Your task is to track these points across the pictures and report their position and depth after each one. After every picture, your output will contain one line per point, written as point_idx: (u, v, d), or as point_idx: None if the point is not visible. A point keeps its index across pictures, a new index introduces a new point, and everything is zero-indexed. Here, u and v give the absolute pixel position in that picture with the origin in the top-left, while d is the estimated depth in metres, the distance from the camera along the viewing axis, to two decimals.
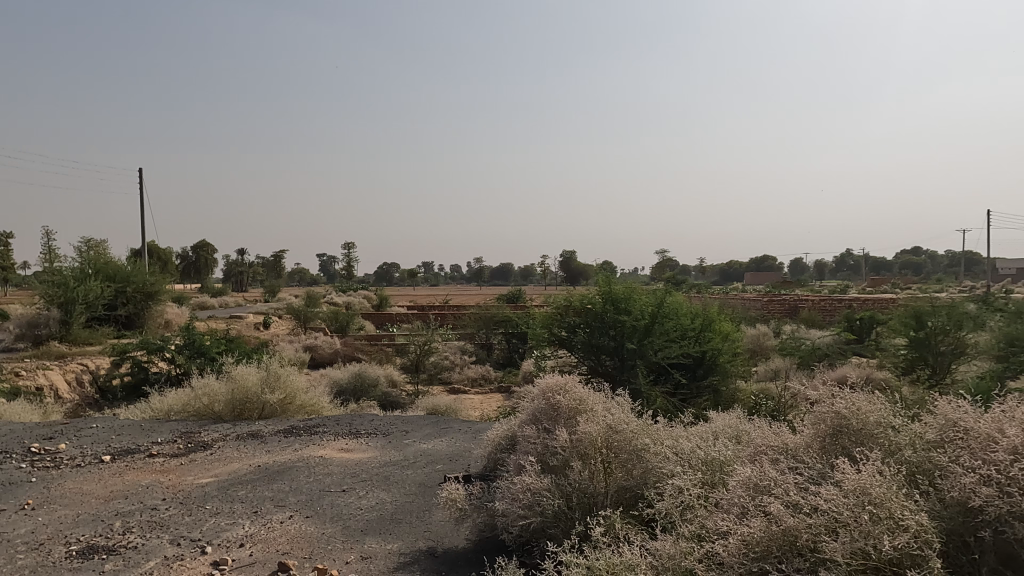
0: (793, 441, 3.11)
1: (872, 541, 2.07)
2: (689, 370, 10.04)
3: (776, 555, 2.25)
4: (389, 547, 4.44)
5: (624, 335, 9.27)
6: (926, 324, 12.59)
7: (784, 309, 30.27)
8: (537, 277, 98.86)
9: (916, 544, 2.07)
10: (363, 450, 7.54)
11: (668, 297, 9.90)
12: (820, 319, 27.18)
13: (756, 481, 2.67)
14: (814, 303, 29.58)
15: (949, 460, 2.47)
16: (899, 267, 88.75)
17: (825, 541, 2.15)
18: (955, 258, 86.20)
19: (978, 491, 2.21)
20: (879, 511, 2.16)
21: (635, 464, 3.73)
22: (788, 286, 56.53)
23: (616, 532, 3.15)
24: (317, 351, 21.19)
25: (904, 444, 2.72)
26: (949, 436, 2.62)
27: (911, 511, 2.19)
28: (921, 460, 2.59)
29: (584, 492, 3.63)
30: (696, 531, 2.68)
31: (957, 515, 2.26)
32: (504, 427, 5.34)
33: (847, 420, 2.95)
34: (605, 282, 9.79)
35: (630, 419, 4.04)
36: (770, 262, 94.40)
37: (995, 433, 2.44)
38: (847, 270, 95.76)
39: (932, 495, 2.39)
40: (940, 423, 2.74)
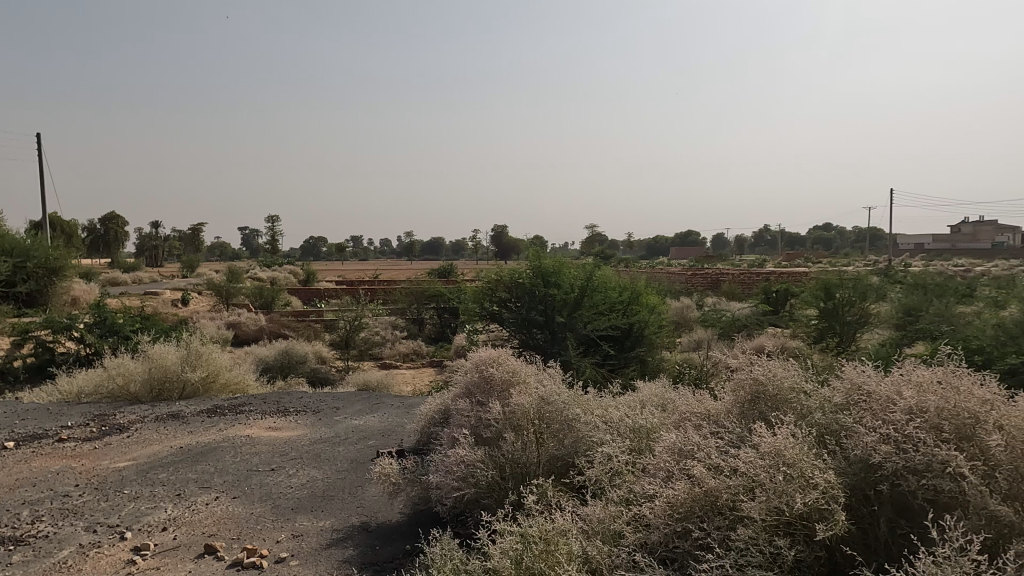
0: (715, 408, 3.24)
1: (785, 499, 2.21)
2: (617, 342, 10.33)
3: (699, 515, 2.38)
4: (321, 524, 4.40)
5: (553, 309, 9.43)
6: (834, 295, 13.36)
7: (706, 283, 31.25)
8: (468, 252, 98.70)
9: (823, 499, 2.21)
10: (292, 428, 7.38)
11: (597, 271, 10.11)
12: (738, 292, 28.34)
13: (680, 446, 2.78)
14: (734, 276, 30.69)
15: (853, 421, 2.65)
16: (811, 241, 93.41)
17: (743, 500, 2.27)
18: (861, 236, 91.87)
19: (878, 449, 2.40)
20: (791, 471, 2.29)
21: (566, 433, 3.82)
22: (708, 260, 58.84)
23: (548, 499, 3.23)
24: (241, 329, 20.46)
25: (814, 407, 2.90)
26: (853, 399, 2.82)
27: (819, 469, 2.34)
28: (829, 422, 2.77)
29: (516, 462, 3.69)
30: (624, 495, 2.78)
31: (860, 471, 2.45)
32: (437, 402, 5.33)
33: (763, 386, 3.11)
34: (535, 257, 9.83)
35: (561, 390, 4.14)
36: (695, 238, 97.59)
37: (893, 395, 2.65)
38: (765, 245, 100.32)
39: (839, 454, 2.57)
40: (846, 386, 2.94)
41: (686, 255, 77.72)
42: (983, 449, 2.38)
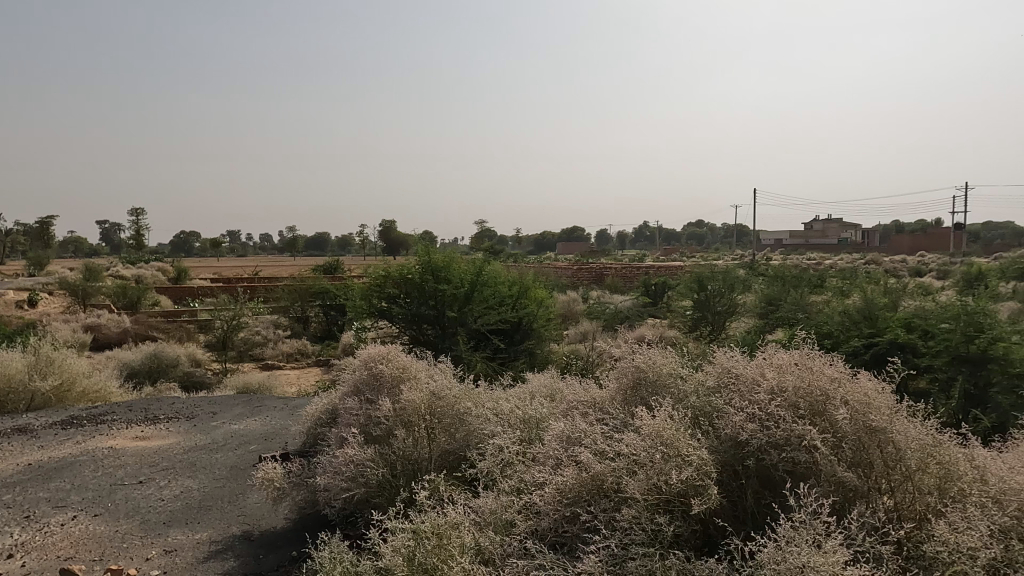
0: (600, 396, 3.37)
1: (664, 478, 2.34)
2: (507, 335, 10.47)
3: (586, 499, 2.47)
4: (198, 536, 4.12)
5: (443, 304, 9.40)
6: (706, 287, 14.30)
7: (591, 276, 32.36)
8: (354, 248, 95.99)
9: (698, 476, 2.37)
10: (162, 436, 6.85)
11: (486, 266, 10.19)
12: (621, 285, 29.60)
13: (568, 434, 2.86)
14: (617, 269, 32.03)
15: (724, 402, 2.86)
16: (685, 236, 99.37)
17: (626, 481, 2.38)
18: (730, 232, 99.04)
19: (745, 427, 2.61)
20: (669, 451, 2.44)
21: (458, 427, 3.82)
22: (592, 254, 60.95)
23: (440, 493, 3.21)
24: (101, 332, 18.68)
25: (690, 391, 3.10)
26: (724, 382, 3.04)
27: (694, 447, 2.50)
28: (703, 404, 2.97)
29: (407, 459, 3.65)
30: (516, 485, 2.83)
31: (729, 449, 2.65)
32: (324, 401, 5.15)
33: (644, 373, 3.27)
34: (425, 253, 9.73)
35: (452, 384, 4.13)
36: (581, 234, 100.83)
37: (758, 377, 2.89)
38: (645, 240, 105.57)
39: (712, 434, 2.76)
40: (717, 371, 3.17)
41: (573, 251, 80.19)
42: (831, 423, 2.67)
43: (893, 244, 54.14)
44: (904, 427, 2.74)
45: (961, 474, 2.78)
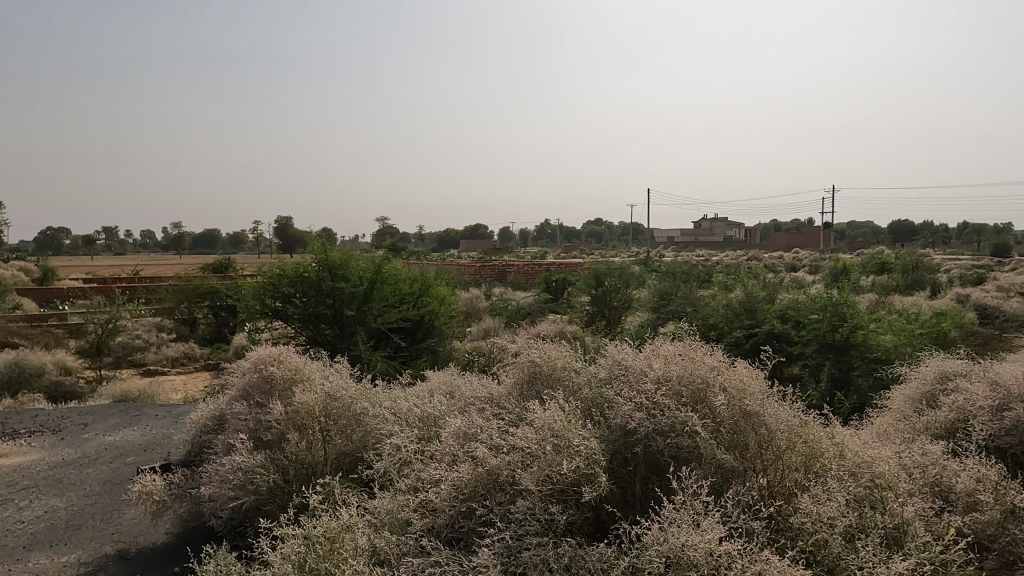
0: (497, 391, 3.40)
1: (555, 468, 2.41)
2: (408, 333, 10.34)
3: (481, 493, 2.50)
4: (65, 559, 3.79)
5: (342, 302, 9.14)
6: (604, 283, 14.78)
7: (494, 273, 32.58)
8: (247, 246, 91.32)
9: (587, 465, 2.46)
10: (23, 452, 6.22)
11: (386, 263, 10.02)
12: (523, 283, 30.02)
13: (465, 430, 2.87)
14: (519, 266, 32.43)
15: (614, 393, 2.98)
16: (585, 234, 102.23)
17: (520, 474, 2.43)
18: (626, 230, 102.97)
19: (633, 417, 2.73)
20: (560, 442, 2.51)
21: (354, 428, 3.75)
22: (495, 251, 61.40)
23: (334, 497, 3.14)
24: None
25: (583, 383, 3.19)
26: (615, 374, 3.16)
27: (584, 438, 2.59)
28: (595, 396, 3.07)
29: (301, 463, 3.54)
30: (412, 484, 2.81)
31: (619, 438, 2.77)
32: (210, 407, 4.87)
33: (540, 367, 3.33)
34: (321, 250, 9.41)
35: (348, 384, 4.03)
36: (484, 231, 101.27)
37: (645, 368, 3.04)
38: (546, 237, 107.62)
39: (603, 424, 2.87)
40: (609, 363, 3.29)
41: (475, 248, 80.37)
42: (711, 409, 2.85)
43: (772, 242, 58.34)
44: (774, 411, 2.98)
45: (823, 451, 3.06)
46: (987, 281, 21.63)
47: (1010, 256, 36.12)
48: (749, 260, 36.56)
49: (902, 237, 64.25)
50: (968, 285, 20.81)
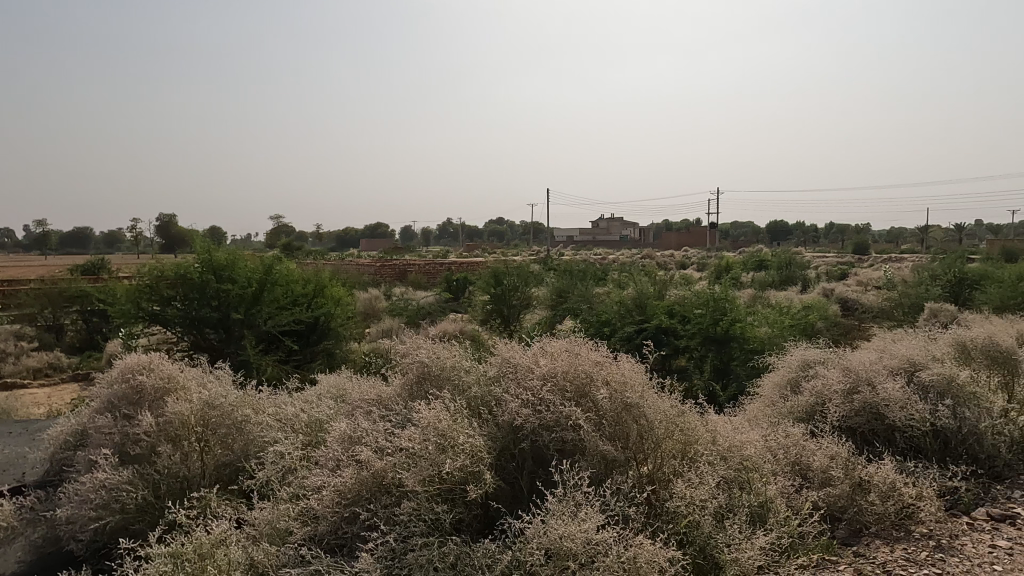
0: (385, 392, 3.34)
1: (439, 467, 2.43)
2: (302, 336, 9.97)
3: (366, 497, 2.46)
4: None
5: (228, 305, 8.66)
6: (502, 282, 14.86)
7: (394, 273, 31.99)
8: (124, 245, 84.46)
9: (472, 463, 2.49)
10: None
11: (277, 264, 9.66)
12: (424, 282, 29.77)
13: (350, 433, 2.81)
14: (420, 265, 32.07)
15: (502, 391, 3.02)
16: (486, 233, 102.77)
17: (404, 475, 2.42)
18: (527, 230, 104.61)
19: (520, 413, 2.79)
20: (444, 441, 2.52)
21: (235, 437, 3.58)
22: (395, 251, 60.33)
23: (211, 510, 2.97)
24: None
25: (472, 382, 3.20)
26: (503, 372, 3.20)
27: (469, 435, 2.62)
28: (483, 393, 3.09)
29: (174, 477, 3.33)
30: (295, 491, 2.72)
31: (507, 434, 2.82)
32: (72, 422, 4.46)
33: (429, 367, 3.30)
34: (204, 250, 8.87)
35: (228, 391, 3.83)
36: (384, 230, 99.33)
37: (532, 365, 3.10)
38: (448, 237, 107.25)
39: (490, 421, 2.90)
40: (498, 362, 3.32)
41: (375, 247, 78.64)
42: (594, 403, 2.96)
43: (664, 241, 61.25)
44: (653, 402, 3.13)
45: (697, 438, 3.26)
46: (849, 277, 23.84)
47: (868, 254, 39.98)
48: (643, 258, 38.19)
49: (778, 236, 69.43)
50: (833, 280, 22.81)
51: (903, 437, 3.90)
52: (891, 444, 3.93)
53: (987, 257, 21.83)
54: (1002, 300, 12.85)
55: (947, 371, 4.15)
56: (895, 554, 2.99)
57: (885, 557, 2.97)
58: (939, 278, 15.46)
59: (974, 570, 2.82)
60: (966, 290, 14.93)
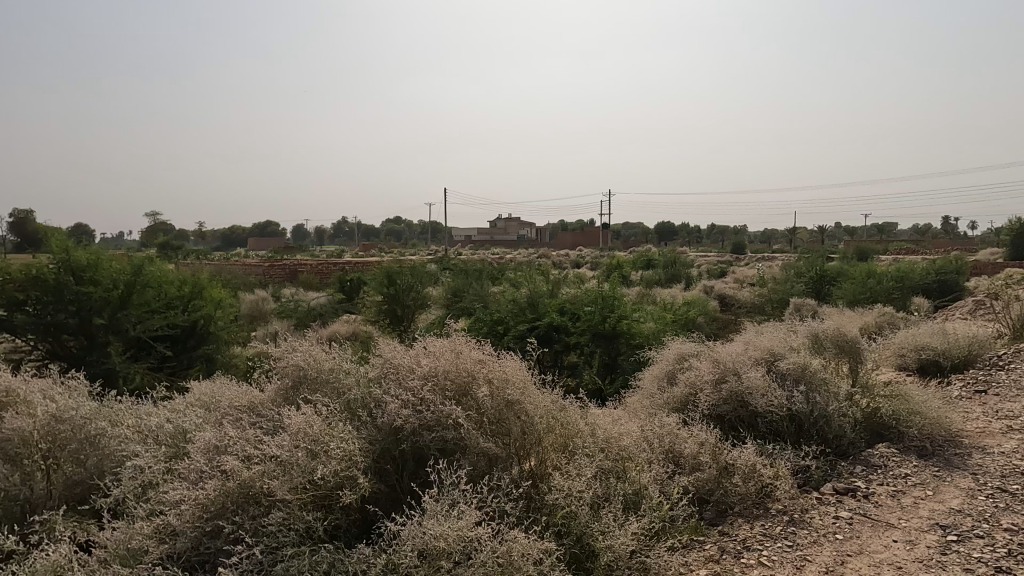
0: (258, 397, 3.18)
1: (308, 473, 2.37)
2: (178, 341, 9.31)
3: (231, 508, 2.35)
4: None
5: (90, 310, 7.89)
6: (396, 282, 14.47)
7: (284, 274, 30.56)
8: None
9: (345, 468, 2.45)
10: None
11: (147, 265, 9.04)
12: (316, 282, 28.73)
13: (215, 443, 2.65)
14: (312, 265, 30.89)
15: (382, 392, 2.95)
16: (383, 232, 100.76)
17: (271, 483, 2.34)
18: (425, 229, 103.67)
19: (400, 414, 2.74)
20: (314, 447, 2.47)
21: (88, 453, 3.27)
22: (286, 250, 57.81)
23: (56, 534, 2.70)
24: None
25: (351, 384, 3.11)
26: (384, 373, 3.13)
27: (342, 438, 2.57)
28: (362, 395, 3.01)
29: (14, 500, 3.00)
30: (152, 507, 2.52)
31: (387, 436, 2.76)
32: None
33: (305, 370, 3.16)
34: (61, 249, 8.09)
35: (79, 403, 3.49)
36: (274, 228, 94.91)
37: (413, 364, 3.06)
38: (343, 236, 104.18)
39: (369, 423, 2.84)
40: (380, 363, 3.24)
41: (264, 246, 74.91)
42: (476, 402, 2.97)
43: (559, 241, 62.71)
44: (534, 398, 3.19)
45: (578, 432, 3.35)
46: (727, 275, 25.50)
47: (744, 254, 43.01)
48: (538, 257, 38.92)
49: (665, 236, 73.13)
50: (713, 278, 24.33)
51: (764, 422, 4.23)
52: (753, 429, 4.25)
53: (842, 256, 24.14)
54: (855, 295, 14.23)
55: (801, 360, 4.53)
56: (755, 530, 3.23)
57: (746, 534, 3.20)
58: (803, 275, 16.88)
59: (821, 539, 3.11)
60: (825, 286, 16.43)
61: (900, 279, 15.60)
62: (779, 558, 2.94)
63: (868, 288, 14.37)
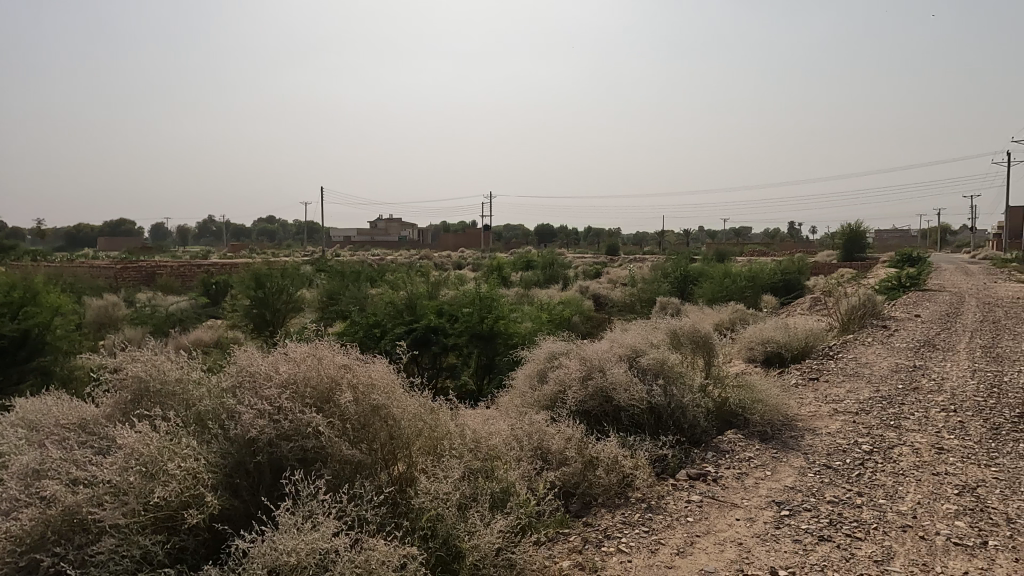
0: (91, 413, 2.87)
1: (143, 495, 2.23)
2: (6, 353, 8.23)
3: (53, 539, 2.15)
4: None
5: None
6: (265, 285, 13.58)
7: (140, 276, 27.97)
8: None
9: (187, 487, 2.33)
10: None
11: None
12: (177, 285, 26.56)
13: (35, 466, 2.38)
14: (172, 267, 28.52)
15: (236, 402, 2.77)
16: (254, 231, 95.31)
17: (98, 509, 2.17)
18: (301, 229, 99.37)
19: (255, 424, 2.59)
20: (148, 467, 2.31)
21: None
22: (144, 251, 52.98)
23: None
24: None
25: (200, 395, 2.88)
26: (239, 382, 2.92)
27: (183, 454, 2.42)
28: (214, 406, 2.79)
29: None
30: None
31: (241, 447, 2.60)
32: None
33: (146, 383, 2.90)
34: None
35: None
36: (129, 227, 86.83)
37: (270, 371, 2.90)
38: (209, 236, 97.34)
39: (221, 435, 2.66)
40: (234, 370, 3.01)
41: (117, 247, 68.22)
42: (338, 408, 2.87)
43: (442, 242, 62.43)
44: (402, 402, 3.14)
45: (447, 433, 3.34)
46: (602, 275, 26.62)
47: (618, 255, 45.19)
48: (419, 258, 38.46)
49: (545, 238, 75.07)
50: (588, 278, 25.28)
51: (627, 416, 4.45)
52: (617, 423, 4.46)
53: (703, 258, 25.99)
54: (713, 294, 15.37)
55: (660, 355, 4.82)
56: (616, 519, 3.39)
57: (607, 523, 3.35)
58: (669, 275, 17.97)
59: (674, 523, 3.32)
60: (688, 285, 17.61)
61: (752, 279, 17.05)
62: (636, 543, 3.10)
63: (725, 287, 15.57)
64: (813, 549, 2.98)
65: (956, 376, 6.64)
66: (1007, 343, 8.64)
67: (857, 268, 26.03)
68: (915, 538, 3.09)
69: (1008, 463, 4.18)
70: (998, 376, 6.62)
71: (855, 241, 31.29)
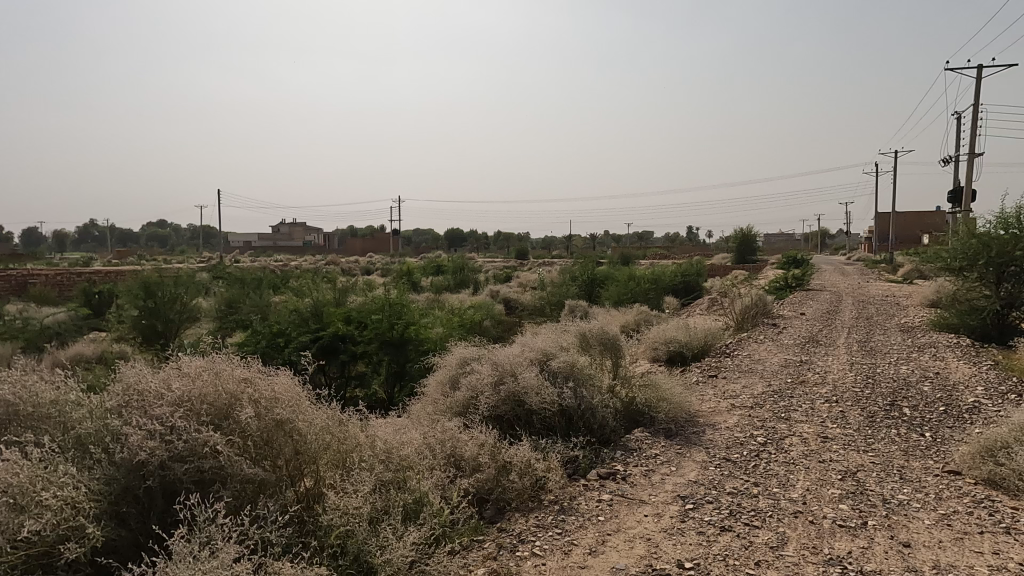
0: None
1: (12, 531, 2.04)
2: None
3: None
4: None
5: None
6: (156, 294, 12.69)
7: (9, 286, 25.42)
8: None
9: (64, 519, 2.14)
10: None
11: None
12: (53, 296, 24.29)
13: None
14: (47, 275, 26.08)
15: (121, 423, 2.55)
16: (144, 236, 89.07)
17: None
18: (196, 234, 93.86)
19: (143, 446, 2.40)
20: (18, 499, 2.11)
21: None
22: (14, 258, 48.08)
23: None
24: None
25: (79, 417, 2.62)
26: (125, 401, 2.68)
27: (60, 482, 2.21)
28: (96, 429, 2.56)
29: None
30: None
31: (128, 472, 2.41)
32: None
33: (14, 407, 2.60)
34: None
35: None
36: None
37: (162, 388, 2.68)
38: (91, 241, 89.94)
39: (105, 459, 2.45)
40: (120, 387, 2.76)
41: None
42: (239, 424, 2.70)
43: (349, 247, 60.83)
44: (308, 416, 3.00)
45: (356, 446, 3.24)
46: (512, 279, 26.88)
47: (528, 258, 45.87)
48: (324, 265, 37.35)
49: (454, 242, 74.91)
50: (498, 282, 25.42)
51: (538, 419, 4.50)
52: (529, 426, 4.50)
53: (610, 261, 26.81)
54: (619, 296, 15.88)
55: (570, 359, 4.91)
56: (529, 523, 3.41)
57: (521, 527, 3.36)
58: (577, 278, 18.39)
59: (586, 523, 3.38)
60: (595, 287, 18.10)
61: (654, 280, 17.76)
62: (550, 546, 3.13)
63: (630, 290, 16.13)
64: (715, 540, 3.13)
65: (837, 369, 7.21)
66: (879, 337, 9.47)
67: (748, 270, 27.71)
68: (806, 522, 3.31)
69: (883, 448, 4.58)
70: (873, 368, 7.24)
71: (747, 245, 33.33)
